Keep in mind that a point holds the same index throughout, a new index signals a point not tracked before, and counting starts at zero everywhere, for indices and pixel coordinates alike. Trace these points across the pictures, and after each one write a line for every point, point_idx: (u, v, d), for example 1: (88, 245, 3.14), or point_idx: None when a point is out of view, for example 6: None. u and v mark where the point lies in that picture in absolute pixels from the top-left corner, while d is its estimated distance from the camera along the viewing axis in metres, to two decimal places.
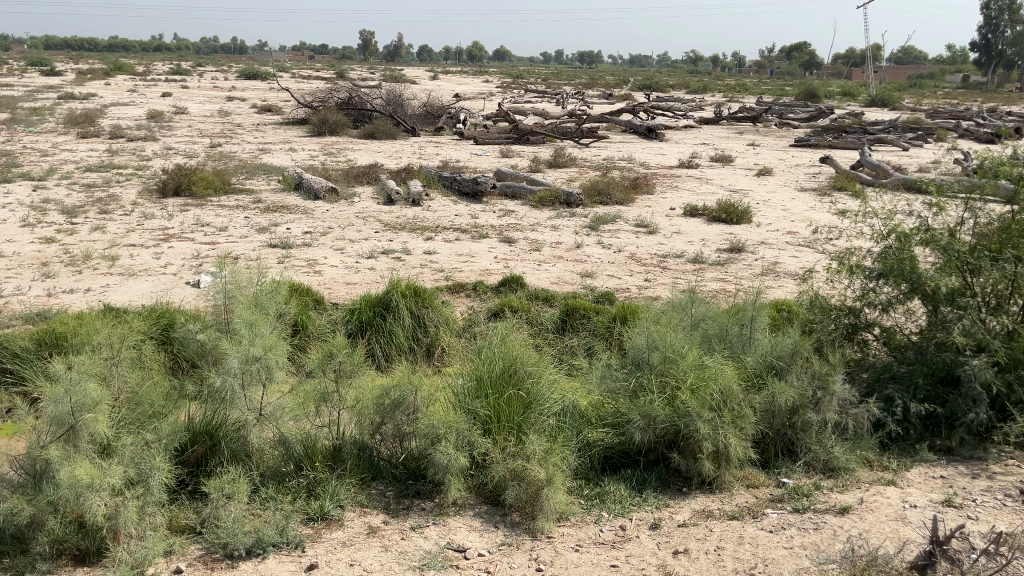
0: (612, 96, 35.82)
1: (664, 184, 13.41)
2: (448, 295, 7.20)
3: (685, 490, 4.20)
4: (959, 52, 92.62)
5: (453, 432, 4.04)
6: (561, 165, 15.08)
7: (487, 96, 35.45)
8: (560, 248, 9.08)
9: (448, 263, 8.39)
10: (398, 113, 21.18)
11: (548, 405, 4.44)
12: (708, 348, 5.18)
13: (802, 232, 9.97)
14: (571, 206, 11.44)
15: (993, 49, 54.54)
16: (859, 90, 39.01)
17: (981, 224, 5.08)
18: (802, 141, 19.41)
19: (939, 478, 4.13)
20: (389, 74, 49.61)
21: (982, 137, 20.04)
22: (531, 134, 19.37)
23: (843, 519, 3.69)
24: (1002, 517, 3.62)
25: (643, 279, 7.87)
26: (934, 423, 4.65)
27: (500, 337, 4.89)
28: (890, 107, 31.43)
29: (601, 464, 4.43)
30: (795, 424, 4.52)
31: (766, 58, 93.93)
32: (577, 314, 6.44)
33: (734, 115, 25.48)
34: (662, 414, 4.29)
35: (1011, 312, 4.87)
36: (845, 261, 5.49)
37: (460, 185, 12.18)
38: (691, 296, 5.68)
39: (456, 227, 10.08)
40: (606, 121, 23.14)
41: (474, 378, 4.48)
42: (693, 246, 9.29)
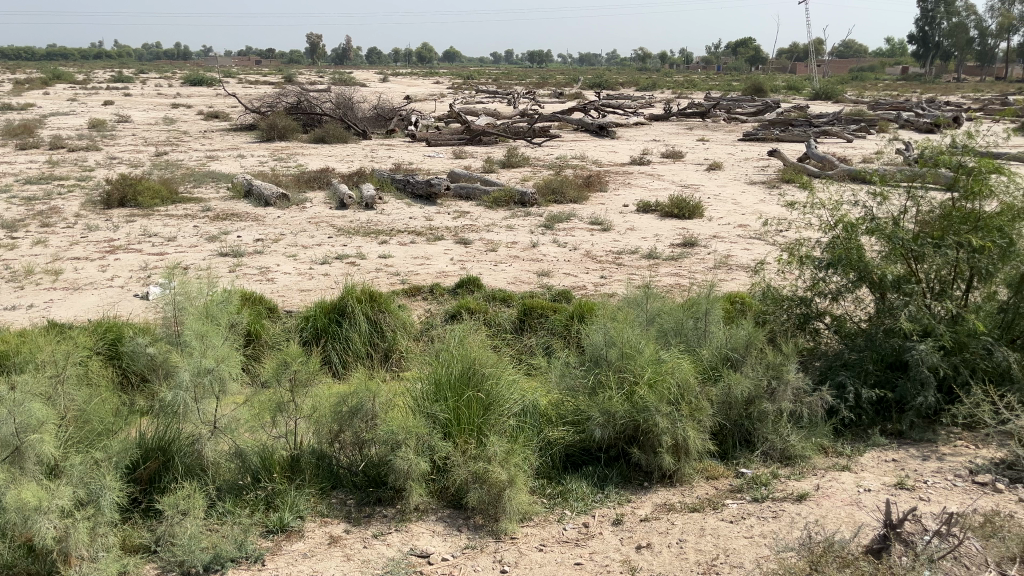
0: (563, 95, 35.96)
1: (617, 182, 13.51)
2: (404, 299, 7.15)
3: (646, 484, 4.23)
4: (898, 45, 95.01)
5: (414, 437, 4.00)
6: (514, 165, 15.10)
7: (438, 98, 35.30)
8: (516, 248, 9.08)
9: (404, 266, 8.34)
10: (349, 116, 20.97)
11: (509, 406, 4.43)
12: (665, 343, 5.23)
13: (753, 225, 10.13)
14: (526, 206, 11.46)
15: (930, 40, 56.03)
16: (804, 83, 39.83)
17: (923, 211, 5.20)
18: (750, 136, 19.72)
19: (891, 462, 4.23)
20: (339, 78, 49.16)
21: (922, 126, 20.60)
22: (484, 135, 19.36)
23: (800, 506, 3.75)
24: (953, 497, 3.72)
25: (599, 276, 7.92)
26: (885, 408, 4.77)
27: (457, 339, 4.85)
28: (834, 100, 32.11)
29: (563, 462, 4.43)
30: (751, 415, 4.58)
31: (713, 55, 95.24)
32: (534, 313, 6.45)
33: (683, 112, 25.77)
34: (621, 410, 4.30)
35: (954, 297, 5.01)
36: (795, 252, 5.59)
37: (413, 187, 12.11)
38: (646, 291, 5.71)
39: (411, 230, 10.03)
40: (558, 120, 23.23)
41: (433, 382, 4.44)
42: (646, 242, 9.37)
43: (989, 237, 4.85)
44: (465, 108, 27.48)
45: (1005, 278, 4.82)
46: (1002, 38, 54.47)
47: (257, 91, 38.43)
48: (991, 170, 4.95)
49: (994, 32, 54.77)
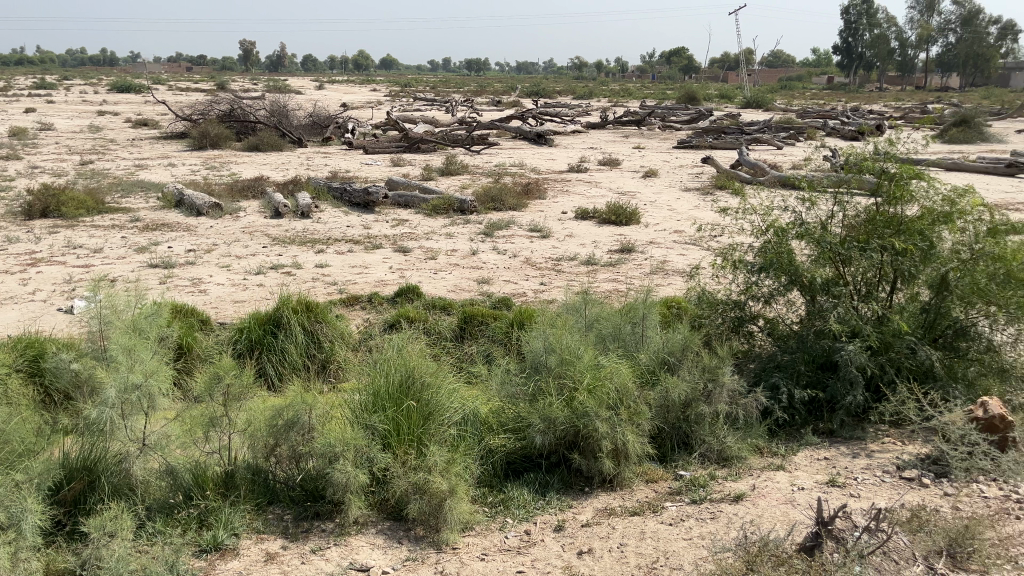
0: (500, 103, 36.07)
1: (556, 189, 13.60)
2: (342, 308, 7.05)
3: (587, 490, 4.25)
4: (823, 55, 98.26)
5: (352, 449, 3.94)
6: (453, 173, 15.08)
7: (375, 106, 35.03)
8: (455, 256, 9.05)
9: (341, 276, 8.22)
10: (284, 123, 20.64)
11: (449, 415, 4.38)
12: (604, 348, 5.27)
13: (687, 231, 10.32)
14: (465, 213, 11.44)
15: (853, 52, 57.89)
16: (734, 92, 40.84)
17: (849, 216, 5.37)
18: (684, 143, 20.12)
19: (824, 460, 4.33)
20: (273, 85, 48.40)
21: (847, 134, 21.32)
22: (422, 143, 19.28)
23: (736, 506, 3.82)
24: (881, 493, 3.83)
25: (539, 283, 7.95)
26: (816, 408, 4.90)
27: (396, 349, 4.79)
28: (764, 108, 33.01)
29: (505, 470, 4.42)
30: (688, 418, 4.65)
31: (648, 64, 96.88)
32: (475, 320, 6.42)
33: (619, 120, 26.14)
34: (561, 416, 4.32)
35: (880, 298, 5.18)
36: (729, 257, 5.71)
37: (350, 196, 11.97)
38: (584, 297, 5.75)
39: (348, 239, 9.90)
40: (496, 127, 23.30)
41: (371, 392, 4.37)
42: (585, 249, 9.45)
43: (911, 240, 5.00)
44: (403, 115, 27.31)
45: (927, 280, 4.98)
46: (920, 49, 56.87)
47: (188, 97, 37.50)
48: (912, 176, 5.14)
49: (912, 43, 57.17)
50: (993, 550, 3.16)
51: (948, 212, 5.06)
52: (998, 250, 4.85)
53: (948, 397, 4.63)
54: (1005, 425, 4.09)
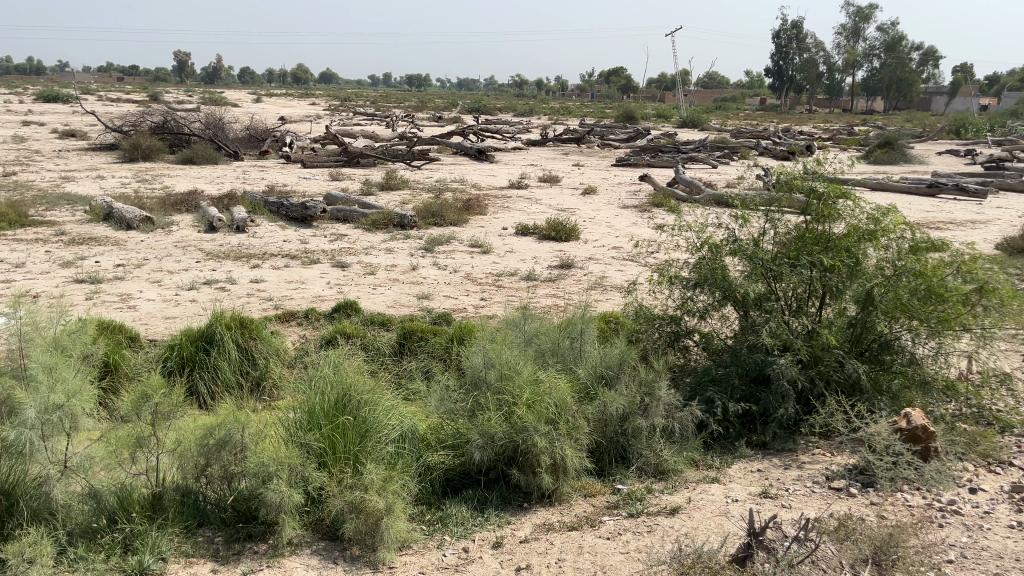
0: (442, 119, 36.06)
1: (496, 205, 13.64)
2: (278, 325, 6.92)
3: (526, 505, 4.24)
4: (756, 78, 101.22)
5: (286, 468, 3.85)
6: (393, 188, 14.99)
7: (314, 119, 34.63)
8: (395, 271, 8.99)
9: (277, 291, 8.08)
10: (220, 136, 20.25)
11: (386, 432, 4.33)
12: (543, 363, 5.29)
13: (626, 247, 10.46)
14: (404, 228, 11.38)
15: (784, 74, 59.17)
16: (670, 111, 41.71)
17: (780, 233, 5.51)
18: (622, 161, 20.44)
19: (756, 472, 4.42)
20: (209, 97, 47.41)
21: (778, 154, 21.97)
22: (362, 157, 19.12)
23: (673, 519, 3.86)
24: (811, 503, 3.93)
25: (479, 299, 7.94)
26: (750, 421, 5.00)
27: (332, 366, 4.72)
28: (699, 128, 33.82)
29: (443, 487, 4.38)
30: (626, 432, 4.70)
31: (587, 83, 98.37)
32: (414, 336, 6.37)
33: (559, 137, 26.40)
34: (500, 431, 4.32)
35: (810, 313, 5.33)
36: (665, 273, 5.81)
37: (287, 210, 11.79)
38: (524, 312, 5.78)
39: (285, 254, 9.74)
40: (438, 143, 23.27)
41: (306, 410, 4.28)
42: (525, 264, 9.50)
43: (839, 257, 5.21)
44: (342, 130, 27.07)
45: (854, 295, 5.14)
46: (847, 73, 59.10)
47: (119, 108, 36.55)
48: (839, 195, 5.33)
49: (840, 67, 59.48)
50: (916, 557, 3.26)
51: (872, 229, 5.24)
52: (919, 266, 5.04)
53: (874, 409, 4.79)
54: (927, 435, 4.25)
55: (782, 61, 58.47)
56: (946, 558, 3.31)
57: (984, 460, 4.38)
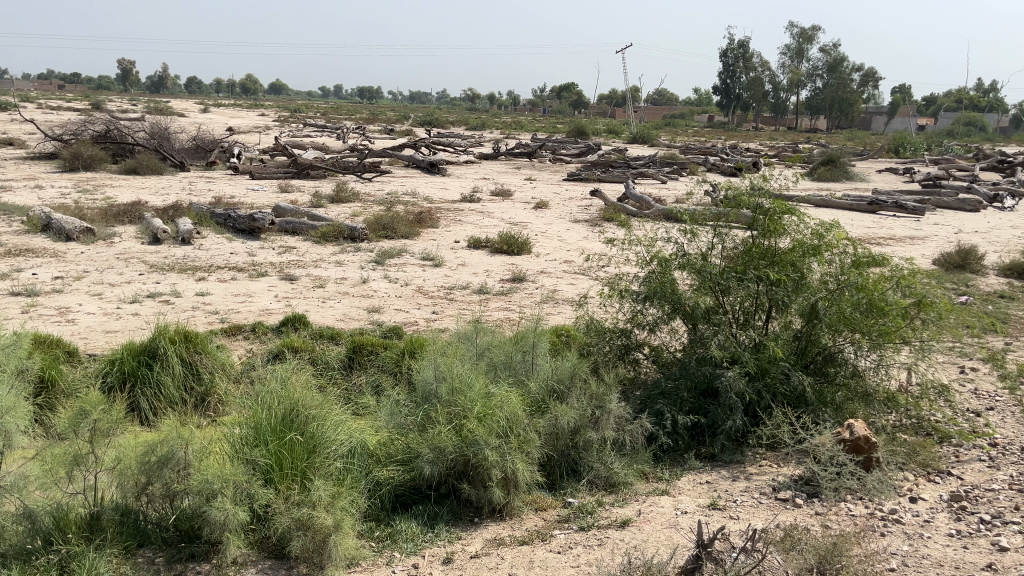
0: (394, 132, 35.90)
1: (448, 218, 13.60)
2: (224, 339, 6.78)
3: (477, 520, 4.21)
4: (704, 95, 103.07)
5: (231, 485, 3.74)
6: (344, 200, 14.86)
7: (264, 131, 34.19)
8: (345, 284, 8.90)
9: (224, 304, 7.92)
10: (165, 146, 19.82)
11: (335, 447, 4.25)
12: (494, 376, 5.27)
13: (577, 261, 10.53)
14: (355, 241, 11.27)
15: (731, 93, 60.36)
16: (622, 127, 42.24)
17: (728, 248, 5.60)
18: (574, 176, 20.60)
19: (705, 484, 4.47)
20: (154, 106, 46.43)
21: (726, 171, 22.38)
22: (312, 169, 18.90)
23: (623, 532, 3.88)
24: (758, 514, 3.99)
25: (431, 312, 7.89)
26: (698, 433, 5.06)
27: (280, 381, 4.63)
28: (649, 144, 34.32)
29: (392, 502, 4.32)
30: (577, 445, 4.70)
31: (538, 98, 99.02)
32: (364, 350, 6.30)
33: (511, 151, 26.50)
34: (450, 446, 4.30)
35: (757, 326, 5.42)
36: (616, 287, 5.86)
37: (235, 222, 11.58)
38: (476, 326, 5.77)
39: (231, 266, 9.56)
40: (389, 155, 23.14)
41: (253, 426, 4.17)
42: (477, 278, 9.48)
43: (784, 271, 5.30)
44: (291, 141, 26.69)
45: (799, 309, 5.23)
46: (791, 92, 60.64)
47: (59, 116, 35.51)
48: (784, 211, 5.43)
49: (785, 86, 61.01)
50: (859, 565, 3.31)
51: (817, 244, 5.35)
52: (861, 280, 5.17)
53: (819, 420, 4.89)
54: (869, 446, 4.35)
55: (729, 79, 59.63)
56: (889, 566, 3.38)
57: (924, 470, 4.50)
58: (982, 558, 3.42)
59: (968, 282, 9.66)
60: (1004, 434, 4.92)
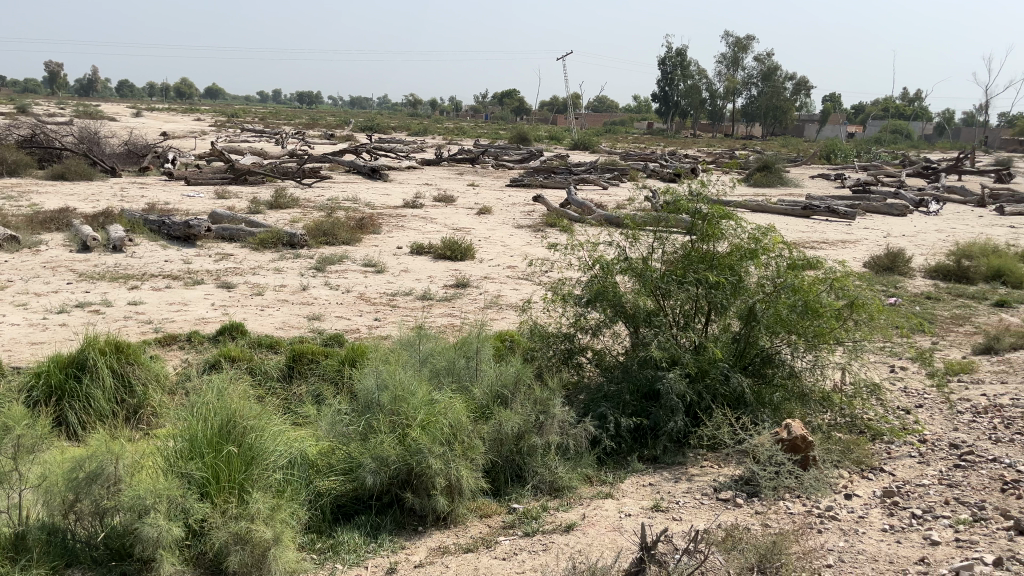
0: (334, 137, 35.51)
1: (390, 224, 13.48)
2: (157, 349, 6.58)
3: (420, 529, 4.15)
4: (643, 103, 104.54)
5: (165, 500, 3.61)
6: (282, 206, 14.61)
7: (199, 136, 33.45)
8: (284, 291, 8.74)
9: (157, 314, 7.69)
10: (95, 151, 19.20)
11: (274, 458, 4.14)
12: (438, 383, 5.23)
13: (520, 266, 10.54)
14: (294, 247, 11.08)
15: (670, 100, 61.38)
16: (563, 134, 42.57)
17: (668, 252, 5.67)
18: (516, 182, 20.65)
19: (648, 486, 4.51)
20: (83, 109, 45.02)
21: (665, 176, 22.75)
22: (249, 175, 18.54)
23: (567, 537, 3.88)
24: (700, 515, 4.04)
25: (373, 319, 7.79)
26: (641, 435, 5.10)
27: (216, 392, 4.48)
28: (590, 150, 34.68)
29: (334, 513, 4.24)
30: (522, 450, 4.69)
31: (480, 105, 99.07)
32: (304, 358, 6.19)
33: (453, 157, 26.44)
34: (394, 454, 4.24)
35: (696, 329, 5.50)
36: (558, 291, 5.88)
37: (169, 228, 11.27)
38: (418, 332, 5.72)
39: (166, 274, 9.30)
40: (330, 161, 22.86)
41: (188, 438, 4.03)
42: (420, 284, 9.41)
43: (723, 275, 5.39)
44: (228, 146, 26.13)
45: (737, 311, 5.32)
46: (728, 100, 61.98)
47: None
48: (722, 216, 5.52)
49: (721, 94, 62.46)
50: (798, 563, 3.36)
51: (754, 248, 5.46)
52: (797, 282, 5.28)
53: (757, 420, 4.99)
54: (806, 445, 4.45)
55: (667, 87, 60.65)
56: (826, 563, 3.45)
57: (858, 467, 4.62)
58: (915, 552, 3.51)
59: (897, 284, 9.99)
60: (932, 430, 5.09)
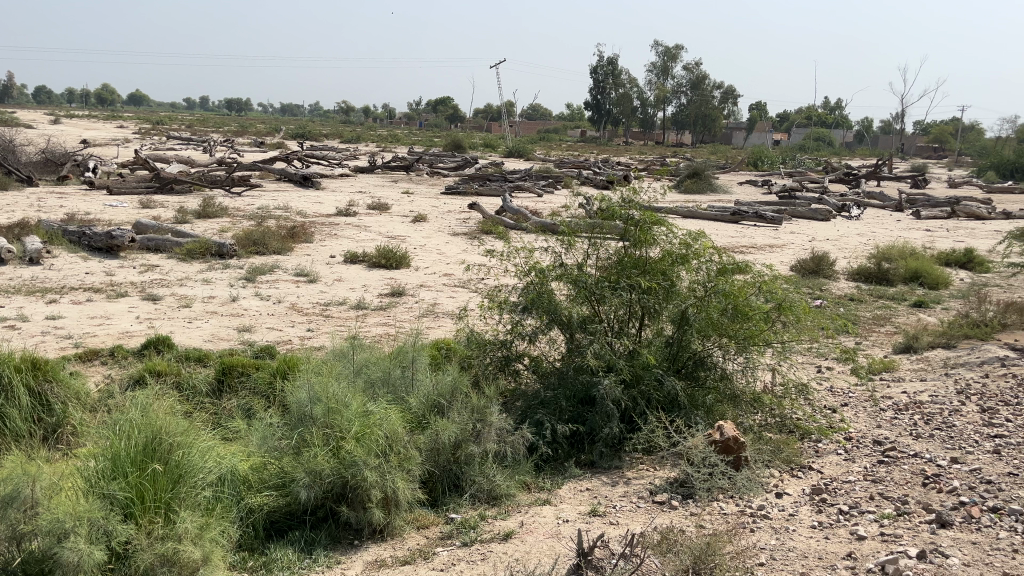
0: (264, 144, 34.83)
1: (323, 233, 13.27)
2: (77, 365, 6.31)
3: (357, 542, 4.08)
4: (576, 111, 105.54)
5: (85, 523, 3.46)
6: (211, 215, 14.25)
7: (122, 143, 32.41)
8: (214, 302, 8.52)
9: (77, 328, 7.39)
10: (10, 159, 18.40)
11: (203, 476, 4.00)
12: (373, 394, 5.15)
13: (456, 274, 10.51)
14: (223, 257, 10.82)
15: (602, 108, 62.10)
16: (497, 141, 42.72)
17: (602, 259, 5.72)
18: (451, 190, 20.59)
19: (586, 491, 4.53)
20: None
21: (599, 183, 23.03)
22: (175, 184, 18.03)
23: (506, 545, 3.87)
24: (637, 518, 4.07)
25: (306, 330, 7.65)
26: (578, 441, 5.13)
27: (140, 408, 4.31)
28: (525, 157, 34.90)
29: (266, 530, 4.14)
30: (459, 459, 4.65)
31: (414, 112, 98.38)
32: (234, 371, 6.02)
33: (387, 165, 26.24)
34: (328, 468, 4.16)
35: (630, 334, 5.57)
36: (495, 299, 5.87)
37: (90, 239, 10.86)
38: (353, 343, 5.63)
39: (87, 287, 8.95)
40: (260, 169, 22.42)
41: (110, 457, 3.86)
42: (355, 293, 9.29)
43: (655, 279, 5.48)
44: (154, 154, 25.37)
45: (670, 316, 5.41)
46: (658, 108, 63.16)
47: None
48: (653, 222, 5.59)
49: (652, 103, 63.63)
50: (732, 562, 3.40)
51: (685, 253, 5.54)
52: (727, 286, 5.38)
53: (690, 423, 5.07)
54: (738, 445, 4.53)
55: (599, 96, 61.46)
56: (759, 561, 3.52)
57: (788, 466, 4.74)
58: (843, 548, 3.61)
59: (822, 286, 10.32)
60: (857, 428, 5.26)
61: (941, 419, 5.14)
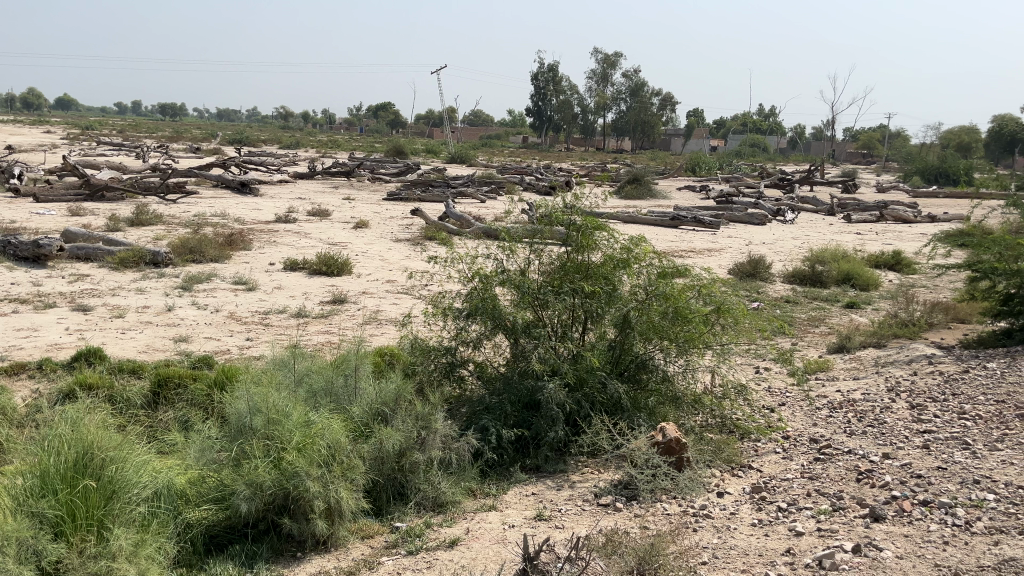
0: (200, 150, 34.02)
1: (262, 240, 13.04)
2: (3, 379, 6.07)
3: (299, 554, 4.00)
4: (517, 117, 105.93)
5: (14, 542, 3.34)
6: (144, 223, 13.85)
7: (49, 149, 31.31)
8: (148, 312, 8.29)
9: (3, 341, 7.10)
10: None
11: (138, 491, 3.87)
12: (315, 403, 5.07)
13: (399, 280, 10.44)
14: (158, 266, 10.53)
15: (543, 115, 62.46)
16: (439, 146, 42.59)
17: (544, 264, 5.74)
18: (393, 195, 20.45)
19: (531, 495, 4.54)
20: None
21: (541, 188, 23.15)
22: (106, 190, 17.48)
23: (451, 552, 3.85)
24: (582, 521, 4.10)
25: (244, 339, 7.50)
26: (523, 446, 5.13)
27: (70, 422, 4.16)
28: (467, 163, 34.88)
29: (205, 545, 4.02)
30: (403, 467, 4.60)
31: (355, 117, 97.36)
32: (171, 383, 5.87)
33: (328, 171, 25.91)
34: (268, 480, 4.07)
35: (574, 338, 5.60)
36: (438, 305, 5.84)
37: (16, 249, 10.45)
38: (293, 352, 5.53)
39: (13, 298, 8.62)
40: (195, 175, 21.90)
41: (38, 474, 3.73)
42: (295, 301, 9.14)
43: (597, 284, 5.53)
44: (83, 160, 24.55)
45: (612, 319, 5.46)
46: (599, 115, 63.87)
47: None
48: (594, 227, 5.64)
49: (593, 110, 64.28)
50: (675, 563, 3.45)
51: (626, 258, 5.61)
52: (667, 290, 5.47)
53: (633, 425, 5.13)
54: (680, 446, 4.61)
55: (541, 102, 61.86)
56: (701, 560, 3.58)
57: (729, 465, 4.83)
58: (782, 544, 3.70)
59: (759, 289, 10.56)
60: (794, 427, 5.40)
61: (874, 416, 5.32)
